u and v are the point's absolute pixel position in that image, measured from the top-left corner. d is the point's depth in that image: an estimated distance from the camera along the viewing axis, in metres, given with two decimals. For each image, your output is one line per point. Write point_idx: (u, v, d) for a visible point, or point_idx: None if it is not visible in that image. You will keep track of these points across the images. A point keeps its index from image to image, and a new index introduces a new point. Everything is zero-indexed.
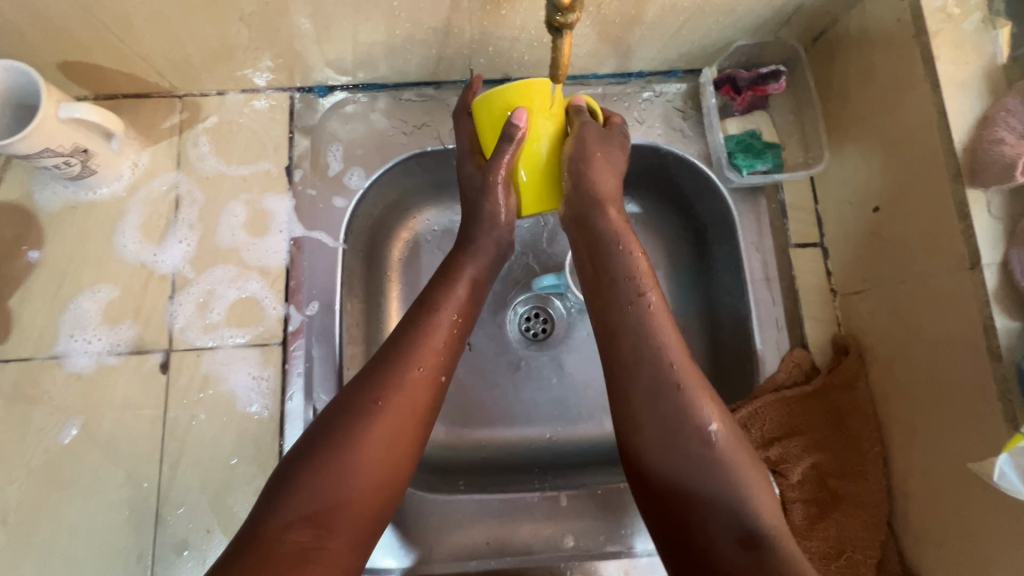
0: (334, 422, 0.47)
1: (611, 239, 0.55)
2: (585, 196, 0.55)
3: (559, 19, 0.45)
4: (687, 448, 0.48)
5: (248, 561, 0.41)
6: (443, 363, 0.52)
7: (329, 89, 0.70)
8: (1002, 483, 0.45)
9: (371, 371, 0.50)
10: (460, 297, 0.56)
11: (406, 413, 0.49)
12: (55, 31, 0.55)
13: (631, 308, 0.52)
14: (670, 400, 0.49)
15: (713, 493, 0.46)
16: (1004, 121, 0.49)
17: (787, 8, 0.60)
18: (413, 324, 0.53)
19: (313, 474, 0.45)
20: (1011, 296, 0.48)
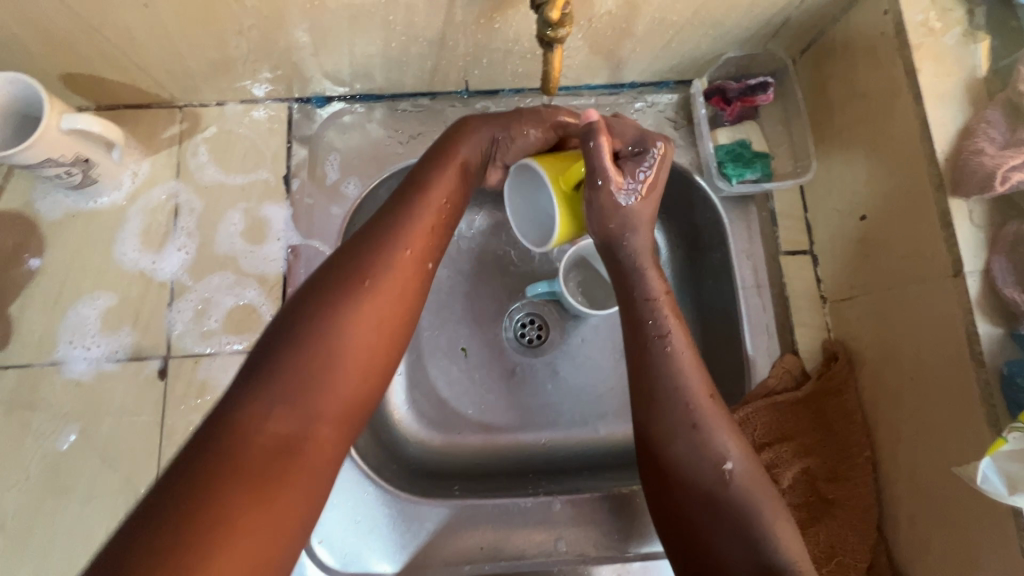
0: (316, 303, 0.44)
1: (637, 282, 0.54)
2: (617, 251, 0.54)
3: (550, 34, 0.46)
4: (702, 483, 0.47)
5: (222, 443, 0.38)
6: (431, 250, 0.51)
7: (327, 100, 0.71)
8: (984, 486, 0.46)
9: (354, 252, 0.48)
10: (450, 175, 0.55)
11: (394, 293, 0.47)
12: (57, 44, 0.56)
13: (653, 347, 0.52)
14: (685, 438, 0.48)
15: (701, 473, 0.48)
16: (984, 132, 0.50)
17: (774, 22, 0.62)
18: (400, 206, 0.51)
19: (296, 357, 0.42)
20: (992, 303, 0.49)
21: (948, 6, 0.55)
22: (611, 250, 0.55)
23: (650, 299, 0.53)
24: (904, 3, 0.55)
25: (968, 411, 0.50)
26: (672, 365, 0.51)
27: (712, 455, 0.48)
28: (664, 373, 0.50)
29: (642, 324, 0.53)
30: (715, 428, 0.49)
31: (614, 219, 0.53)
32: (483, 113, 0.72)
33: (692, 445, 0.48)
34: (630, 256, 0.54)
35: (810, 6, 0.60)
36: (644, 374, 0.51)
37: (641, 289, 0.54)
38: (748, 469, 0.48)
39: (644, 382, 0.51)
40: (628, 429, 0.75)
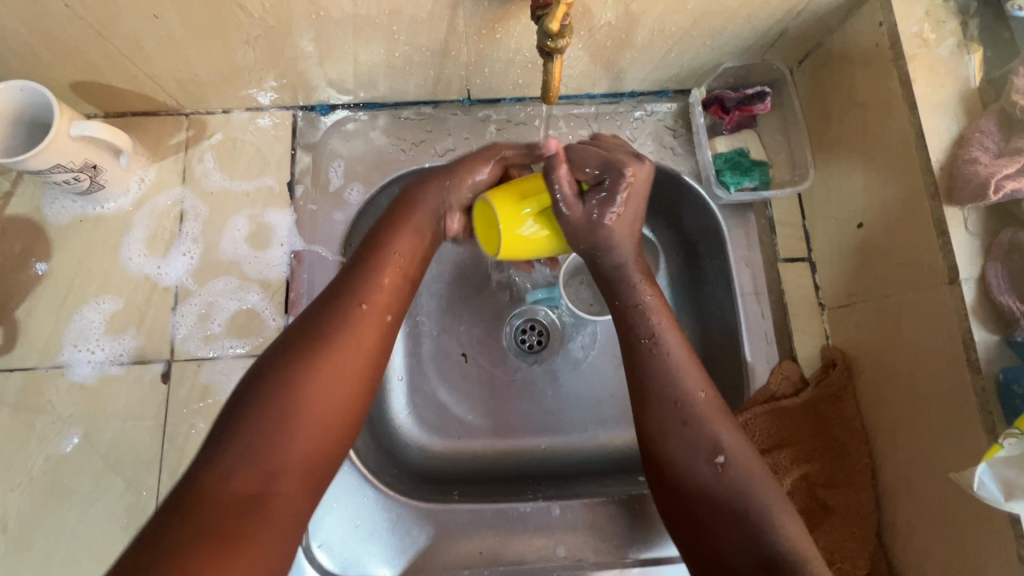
0: (279, 363, 0.46)
1: (642, 320, 0.54)
2: (608, 273, 0.55)
3: (550, 44, 0.46)
4: (698, 478, 0.48)
5: (187, 506, 0.40)
6: (391, 303, 0.52)
7: (331, 108, 0.72)
8: (981, 492, 0.46)
9: (317, 313, 0.49)
10: (411, 237, 0.55)
11: (354, 353, 0.48)
12: (69, 53, 0.57)
13: (647, 361, 0.52)
14: (671, 406, 0.50)
15: (680, 444, 0.49)
16: (979, 142, 0.51)
17: (771, 33, 0.63)
18: (363, 263, 0.53)
19: (257, 417, 0.44)
20: (987, 310, 0.50)
21: (942, 18, 0.56)
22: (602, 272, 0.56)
23: (649, 321, 0.54)
24: (899, 15, 0.56)
25: (965, 416, 0.50)
26: (660, 366, 0.52)
27: (704, 446, 0.49)
28: (655, 370, 0.52)
29: (638, 348, 0.53)
30: (707, 420, 0.50)
31: (584, 240, 0.53)
32: (485, 121, 0.73)
33: (687, 440, 0.49)
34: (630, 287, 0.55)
35: (807, 17, 0.61)
36: (637, 381, 0.52)
37: (643, 322, 0.54)
38: (742, 456, 0.48)
39: (634, 382, 0.52)
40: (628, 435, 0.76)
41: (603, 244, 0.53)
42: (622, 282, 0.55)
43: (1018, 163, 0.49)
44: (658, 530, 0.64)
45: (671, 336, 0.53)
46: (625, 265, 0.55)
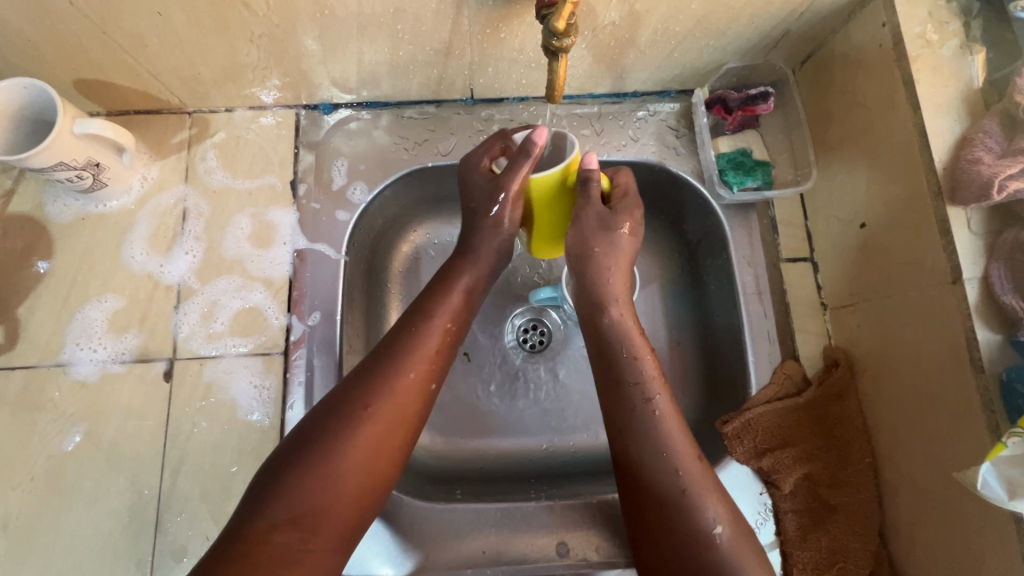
0: (326, 424, 0.49)
1: (617, 340, 0.56)
2: (592, 292, 0.57)
3: (556, 43, 0.46)
4: (694, 550, 0.48)
5: (235, 558, 0.43)
6: (433, 371, 0.54)
7: (334, 107, 0.72)
8: (985, 491, 0.46)
9: (364, 376, 0.51)
10: (455, 301, 0.57)
11: (395, 419, 0.50)
12: (72, 50, 0.57)
13: (639, 412, 0.53)
14: (665, 474, 0.50)
15: (671, 513, 0.49)
16: (982, 142, 0.51)
17: (774, 33, 0.63)
18: (414, 325, 0.55)
19: (303, 476, 0.46)
20: (990, 309, 0.50)
21: (945, 19, 0.56)
22: (586, 291, 0.58)
23: (632, 355, 0.55)
24: (902, 15, 0.56)
25: (967, 416, 0.50)
26: (658, 433, 0.52)
27: (702, 526, 0.48)
28: (649, 440, 0.52)
29: (627, 382, 0.54)
30: (703, 494, 0.50)
31: (599, 245, 0.56)
32: (488, 120, 0.73)
33: (685, 514, 0.49)
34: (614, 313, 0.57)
35: (810, 17, 0.61)
36: (634, 445, 0.52)
37: (623, 344, 0.56)
38: (737, 538, 0.49)
39: (632, 452, 0.52)
40: None
41: (610, 252, 0.56)
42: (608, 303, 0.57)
43: (1021, 163, 0.49)
44: None
45: (664, 396, 0.54)
46: (606, 295, 0.57)
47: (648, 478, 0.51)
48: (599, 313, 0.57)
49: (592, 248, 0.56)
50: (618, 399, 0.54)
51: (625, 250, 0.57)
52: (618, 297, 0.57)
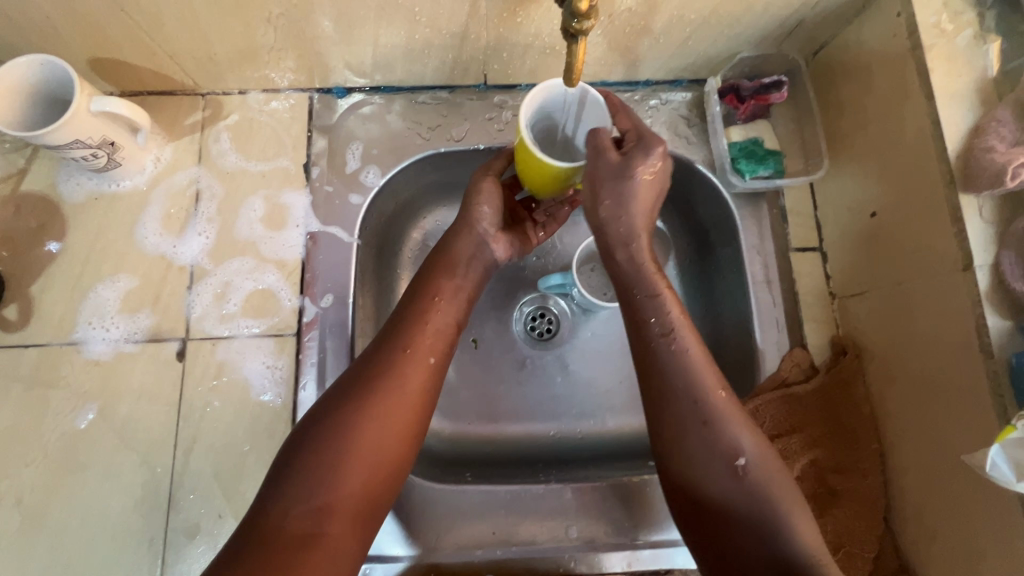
0: (333, 406, 0.49)
1: (636, 278, 0.55)
2: (609, 235, 0.56)
3: (576, 25, 0.46)
4: (717, 479, 0.48)
5: (252, 542, 0.43)
6: (433, 346, 0.54)
7: (347, 91, 0.72)
8: (993, 473, 0.47)
9: (367, 357, 0.53)
10: (444, 282, 0.58)
11: (401, 394, 0.50)
12: (89, 27, 0.57)
13: (658, 343, 0.52)
14: (689, 407, 0.50)
15: (694, 447, 0.49)
16: (995, 130, 0.52)
17: (789, 23, 0.63)
18: (406, 307, 0.56)
19: (312, 455, 0.47)
20: (1002, 296, 0.50)
21: (960, 9, 0.56)
22: (604, 236, 0.56)
23: (652, 294, 0.54)
24: (917, 5, 0.56)
25: (976, 401, 0.51)
26: (683, 362, 0.51)
27: (724, 454, 0.48)
28: (673, 369, 0.51)
29: (645, 320, 0.54)
30: (728, 422, 0.49)
31: (609, 196, 0.53)
32: (500, 107, 0.73)
33: (707, 442, 0.49)
34: (623, 256, 0.56)
35: (824, 7, 0.61)
36: (656, 374, 0.51)
37: (641, 285, 0.55)
38: (763, 463, 0.48)
39: (656, 382, 0.51)
40: (636, 422, 0.76)
41: (621, 203, 0.53)
42: (622, 243, 0.56)
43: None
44: (668, 514, 0.64)
45: (686, 327, 0.52)
46: (626, 228, 0.55)
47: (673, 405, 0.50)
48: (611, 255, 0.57)
49: (601, 199, 0.53)
50: (637, 336, 0.54)
51: (644, 196, 0.53)
52: (637, 229, 0.55)
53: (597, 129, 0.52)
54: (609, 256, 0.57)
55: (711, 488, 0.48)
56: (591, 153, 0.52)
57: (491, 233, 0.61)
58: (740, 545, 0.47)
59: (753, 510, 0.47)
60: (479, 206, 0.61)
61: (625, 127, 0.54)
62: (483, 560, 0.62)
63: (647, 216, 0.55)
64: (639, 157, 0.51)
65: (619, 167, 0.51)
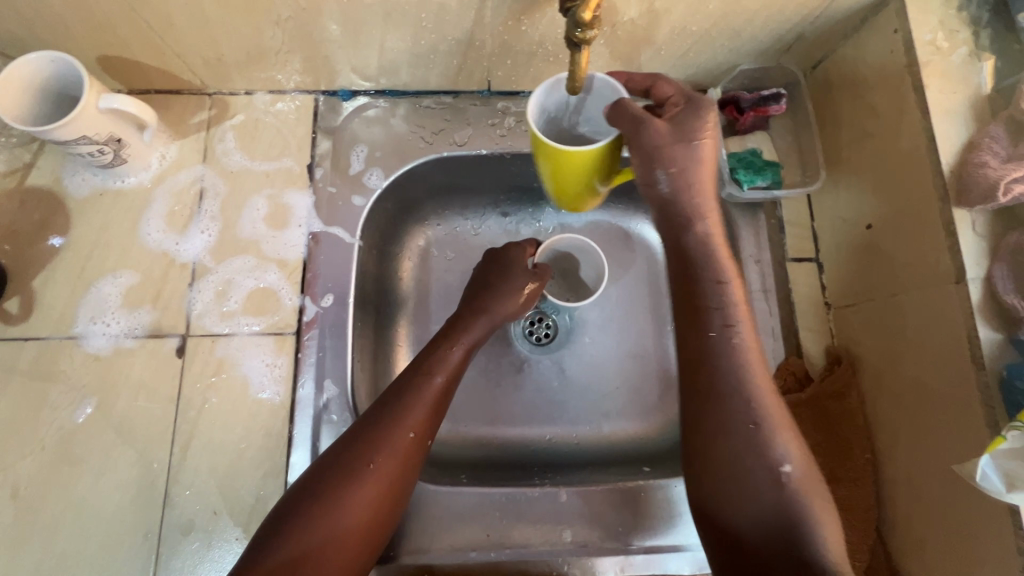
0: (329, 478, 0.51)
1: (704, 260, 0.53)
2: (679, 210, 0.52)
3: (579, 35, 0.46)
4: (758, 484, 0.49)
5: None
6: (430, 428, 0.57)
7: (352, 94, 0.73)
8: (984, 484, 0.48)
9: (367, 427, 0.54)
10: (456, 357, 0.61)
11: (393, 474, 0.53)
12: (99, 25, 0.58)
13: (717, 337, 0.52)
14: (740, 409, 0.50)
15: (736, 449, 0.50)
16: (989, 147, 0.53)
17: (788, 37, 0.64)
18: (405, 386, 0.57)
19: (304, 528, 0.49)
20: (993, 309, 0.51)
21: (955, 28, 0.58)
22: (670, 210, 0.53)
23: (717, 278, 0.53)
24: (914, 23, 0.57)
25: (965, 413, 0.52)
26: (737, 360, 0.51)
27: (771, 462, 0.49)
28: (728, 368, 0.51)
29: (708, 309, 0.52)
30: (776, 429, 0.50)
31: (676, 161, 0.50)
32: (503, 113, 0.74)
33: (755, 445, 0.49)
34: (699, 231, 0.53)
35: (823, 23, 0.62)
36: (709, 370, 0.51)
37: (711, 270, 0.53)
38: (806, 474, 0.49)
39: (705, 377, 0.51)
40: (632, 427, 0.77)
41: (688, 168, 0.51)
42: (695, 218, 0.53)
43: None
44: (661, 519, 0.65)
45: (744, 325, 0.52)
46: (695, 202, 0.52)
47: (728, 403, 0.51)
48: (683, 231, 0.53)
49: (665, 164, 0.50)
50: (692, 327, 0.53)
51: (708, 161, 0.51)
52: (708, 198, 0.53)
53: (620, 102, 0.48)
54: (676, 232, 0.54)
55: (748, 495, 0.48)
56: (630, 126, 0.48)
57: (510, 314, 0.67)
58: (771, 559, 0.47)
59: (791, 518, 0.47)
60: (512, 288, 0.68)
61: (666, 94, 0.53)
62: (476, 563, 0.62)
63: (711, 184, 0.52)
64: (694, 119, 0.51)
65: (676, 129, 0.50)
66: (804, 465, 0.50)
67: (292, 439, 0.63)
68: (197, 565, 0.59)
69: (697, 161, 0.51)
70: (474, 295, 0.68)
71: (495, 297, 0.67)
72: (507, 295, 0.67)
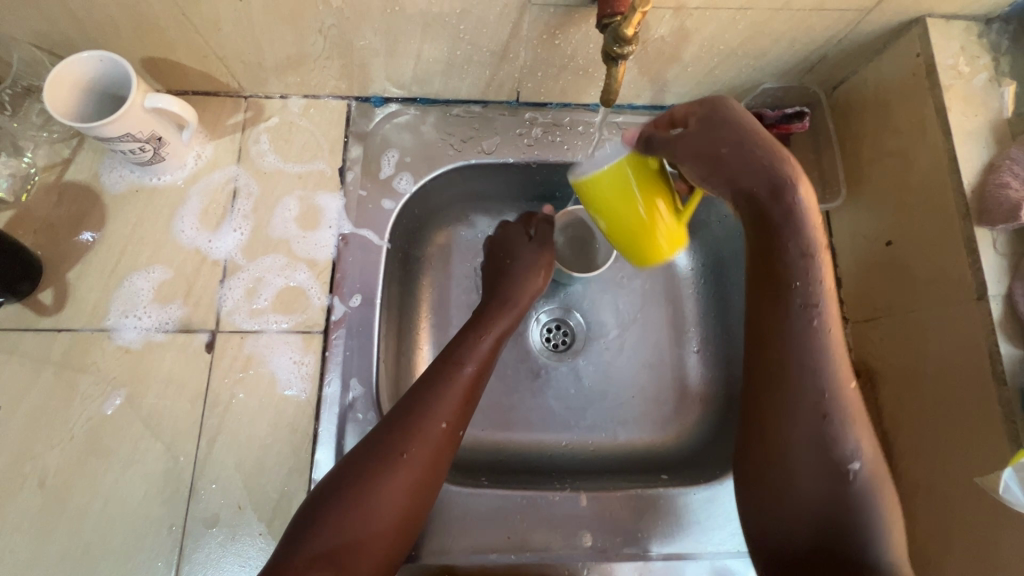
0: (363, 468, 0.52)
1: (792, 232, 0.48)
2: (757, 182, 0.49)
3: (617, 49, 0.49)
4: (818, 484, 0.48)
5: None
6: (461, 419, 0.58)
7: (384, 101, 0.75)
8: (1006, 495, 0.50)
9: (399, 419, 0.55)
10: (484, 350, 0.63)
11: (426, 466, 0.53)
12: (148, 28, 0.60)
13: (796, 318, 0.49)
14: (807, 398, 0.48)
15: (795, 439, 0.49)
16: (1009, 168, 0.55)
17: (812, 58, 0.66)
18: (435, 378, 0.58)
19: (340, 513, 0.49)
20: (1014, 326, 0.53)
21: (976, 54, 0.60)
22: (741, 189, 0.49)
23: (807, 252, 0.49)
24: (936, 47, 0.59)
25: (988, 429, 0.53)
26: (813, 341, 0.48)
27: (839, 456, 0.48)
28: (802, 351, 0.49)
29: (790, 287, 0.49)
30: (847, 422, 0.49)
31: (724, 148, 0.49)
32: (530, 123, 0.76)
33: (829, 433, 0.48)
34: (788, 201, 0.48)
35: (847, 45, 0.64)
36: (775, 355, 0.49)
37: (797, 242, 0.49)
38: (874, 471, 0.48)
39: (779, 365, 0.49)
40: (648, 435, 0.78)
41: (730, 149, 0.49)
42: (777, 192, 0.48)
43: None
44: (679, 527, 0.65)
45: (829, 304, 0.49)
46: (775, 172, 0.48)
47: (799, 384, 0.49)
48: (772, 204, 0.48)
49: (714, 158, 0.49)
50: (768, 304, 0.50)
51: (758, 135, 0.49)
52: (777, 169, 0.48)
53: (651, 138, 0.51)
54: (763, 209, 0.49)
55: (811, 491, 0.48)
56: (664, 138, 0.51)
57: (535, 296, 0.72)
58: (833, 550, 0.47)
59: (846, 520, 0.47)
60: (528, 267, 0.72)
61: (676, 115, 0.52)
62: (496, 564, 0.63)
63: (778, 141, 0.49)
64: (719, 111, 0.50)
65: (704, 122, 0.50)
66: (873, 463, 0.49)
67: (316, 437, 0.64)
68: (221, 558, 0.60)
69: (740, 135, 0.49)
70: (497, 286, 0.71)
71: (514, 283, 0.71)
72: (527, 276, 0.71)
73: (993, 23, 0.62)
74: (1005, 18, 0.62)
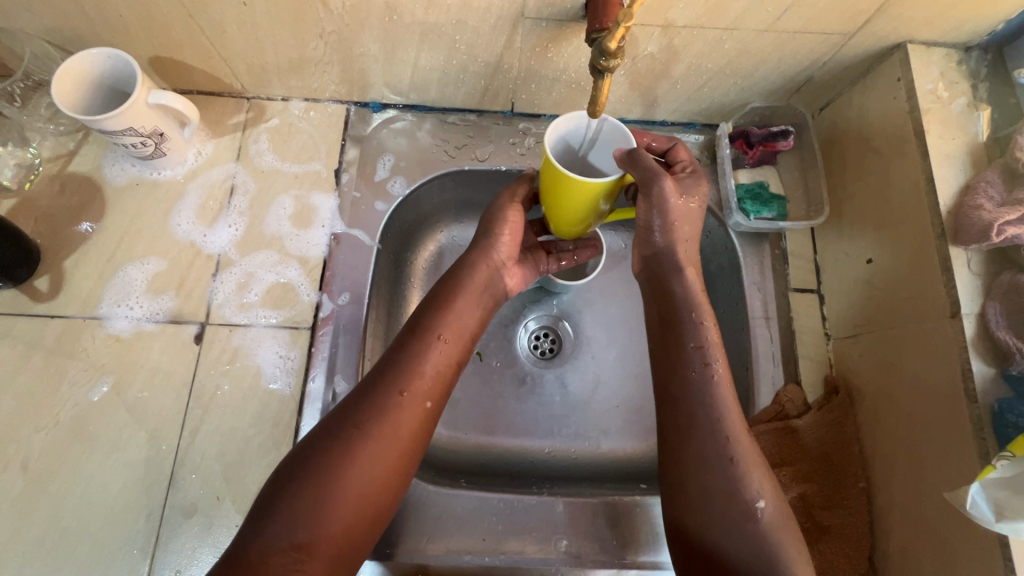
0: (321, 446, 0.51)
1: (685, 303, 0.58)
2: (664, 263, 0.59)
3: (603, 63, 0.50)
4: (734, 524, 0.49)
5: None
6: (431, 390, 0.55)
7: (383, 106, 0.77)
8: (973, 511, 0.49)
9: (358, 397, 0.53)
10: (452, 320, 0.59)
11: (386, 440, 0.52)
12: (156, 28, 0.62)
13: (695, 373, 0.55)
14: (713, 440, 0.52)
15: (706, 479, 0.51)
16: (984, 191, 0.56)
17: (798, 79, 0.68)
18: (400, 351, 0.56)
19: (298, 495, 0.48)
20: (986, 345, 0.54)
21: (954, 80, 0.62)
22: (659, 261, 0.59)
23: (698, 319, 0.57)
24: (916, 73, 0.61)
25: (961, 444, 0.53)
26: (710, 393, 0.54)
27: (746, 496, 0.50)
28: (702, 402, 0.54)
29: (687, 346, 0.56)
30: (749, 464, 0.51)
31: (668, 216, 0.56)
32: (524, 133, 0.78)
33: (733, 473, 0.51)
34: (683, 279, 0.58)
35: (831, 68, 0.66)
36: (684, 405, 0.54)
37: (689, 310, 0.57)
38: (778, 512, 0.50)
39: (684, 412, 0.54)
40: (631, 445, 0.78)
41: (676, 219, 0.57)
42: (675, 272, 0.59)
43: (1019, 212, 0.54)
44: (656, 536, 0.65)
45: (721, 363, 0.55)
46: (676, 260, 0.59)
47: (701, 426, 0.53)
48: (673, 279, 0.58)
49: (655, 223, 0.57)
50: (676, 360, 0.56)
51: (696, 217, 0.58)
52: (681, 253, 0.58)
53: (634, 155, 0.53)
54: (664, 281, 0.59)
55: (721, 527, 0.50)
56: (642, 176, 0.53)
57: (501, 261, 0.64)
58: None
59: (763, 553, 0.48)
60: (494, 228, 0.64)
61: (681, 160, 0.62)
62: (470, 566, 0.62)
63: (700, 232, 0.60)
64: (692, 184, 0.59)
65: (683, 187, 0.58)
66: (777, 503, 0.51)
67: (298, 430, 0.64)
68: (196, 549, 0.60)
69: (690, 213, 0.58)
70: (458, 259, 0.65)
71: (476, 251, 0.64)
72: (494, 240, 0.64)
73: (972, 51, 0.64)
74: (983, 46, 0.64)
